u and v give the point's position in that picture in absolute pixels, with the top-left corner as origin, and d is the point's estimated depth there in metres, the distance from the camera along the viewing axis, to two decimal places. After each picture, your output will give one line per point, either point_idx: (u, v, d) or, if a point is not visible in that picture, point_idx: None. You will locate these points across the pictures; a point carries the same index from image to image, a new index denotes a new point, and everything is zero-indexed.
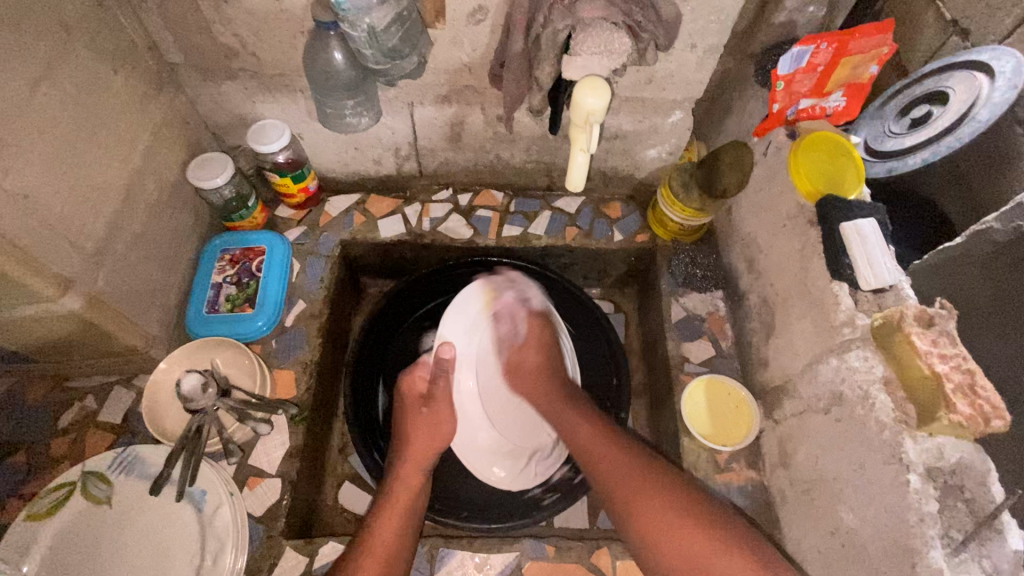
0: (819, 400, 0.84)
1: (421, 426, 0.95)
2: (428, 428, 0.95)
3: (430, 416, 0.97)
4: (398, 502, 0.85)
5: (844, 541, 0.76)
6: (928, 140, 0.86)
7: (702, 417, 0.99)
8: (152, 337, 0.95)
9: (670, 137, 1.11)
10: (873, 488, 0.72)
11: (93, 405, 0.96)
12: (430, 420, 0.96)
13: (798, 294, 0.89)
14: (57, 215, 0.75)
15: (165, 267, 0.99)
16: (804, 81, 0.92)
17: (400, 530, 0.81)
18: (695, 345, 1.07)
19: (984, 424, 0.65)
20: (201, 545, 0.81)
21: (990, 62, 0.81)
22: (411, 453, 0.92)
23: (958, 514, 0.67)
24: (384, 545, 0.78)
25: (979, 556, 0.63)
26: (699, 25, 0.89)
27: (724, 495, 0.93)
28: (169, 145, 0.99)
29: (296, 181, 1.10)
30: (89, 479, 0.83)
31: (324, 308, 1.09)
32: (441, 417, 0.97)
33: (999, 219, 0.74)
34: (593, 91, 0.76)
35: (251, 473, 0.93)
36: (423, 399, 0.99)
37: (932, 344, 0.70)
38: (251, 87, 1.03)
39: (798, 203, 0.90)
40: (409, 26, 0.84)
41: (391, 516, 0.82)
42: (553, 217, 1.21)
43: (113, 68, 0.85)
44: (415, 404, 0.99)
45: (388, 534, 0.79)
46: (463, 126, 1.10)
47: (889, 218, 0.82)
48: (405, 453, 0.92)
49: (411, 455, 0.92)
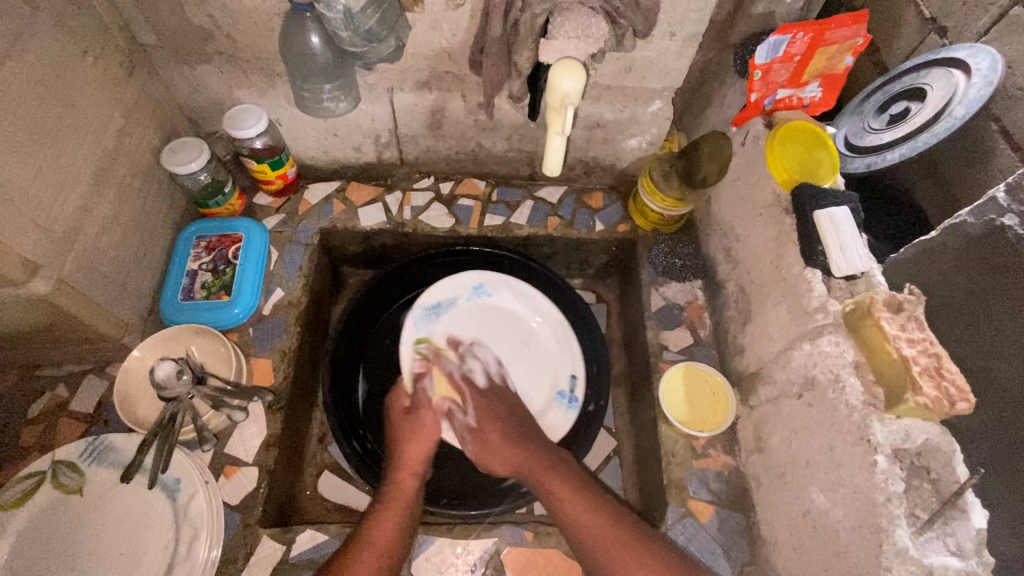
0: (792, 385, 0.85)
1: (426, 427, 0.94)
2: (416, 436, 0.93)
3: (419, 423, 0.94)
4: (397, 503, 0.85)
5: (815, 522, 0.78)
6: (905, 136, 0.85)
7: (680, 403, 1.00)
8: (124, 324, 0.94)
9: (650, 127, 1.12)
10: (843, 470, 0.73)
11: (64, 394, 0.94)
12: (420, 428, 0.94)
13: (773, 282, 0.91)
14: (23, 197, 0.74)
15: (138, 254, 0.98)
16: (781, 72, 0.92)
17: (395, 535, 0.81)
18: (674, 333, 1.08)
19: (950, 406, 0.66)
20: (175, 534, 0.80)
21: (967, 59, 0.81)
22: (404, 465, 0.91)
23: (924, 493, 0.69)
24: (383, 543, 0.79)
25: (943, 534, 0.66)
26: (678, 13, 0.89)
27: (700, 480, 0.95)
28: (141, 129, 0.97)
29: (274, 168, 1.08)
30: (59, 468, 0.82)
31: (303, 296, 1.08)
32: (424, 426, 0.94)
33: (973, 212, 0.74)
34: (569, 73, 0.75)
35: (227, 461, 0.92)
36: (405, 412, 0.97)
37: (900, 329, 0.71)
38: (227, 71, 1.01)
39: (774, 191, 0.91)
40: (387, 9, 0.83)
41: (389, 517, 0.83)
42: (535, 207, 1.22)
43: (82, 48, 0.83)
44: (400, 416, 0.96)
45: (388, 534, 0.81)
46: (444, 113, 1.09)
47: (861, 206, 0.84)
48: (399, 462, 0.91)
49: (401, 466, 0.91)
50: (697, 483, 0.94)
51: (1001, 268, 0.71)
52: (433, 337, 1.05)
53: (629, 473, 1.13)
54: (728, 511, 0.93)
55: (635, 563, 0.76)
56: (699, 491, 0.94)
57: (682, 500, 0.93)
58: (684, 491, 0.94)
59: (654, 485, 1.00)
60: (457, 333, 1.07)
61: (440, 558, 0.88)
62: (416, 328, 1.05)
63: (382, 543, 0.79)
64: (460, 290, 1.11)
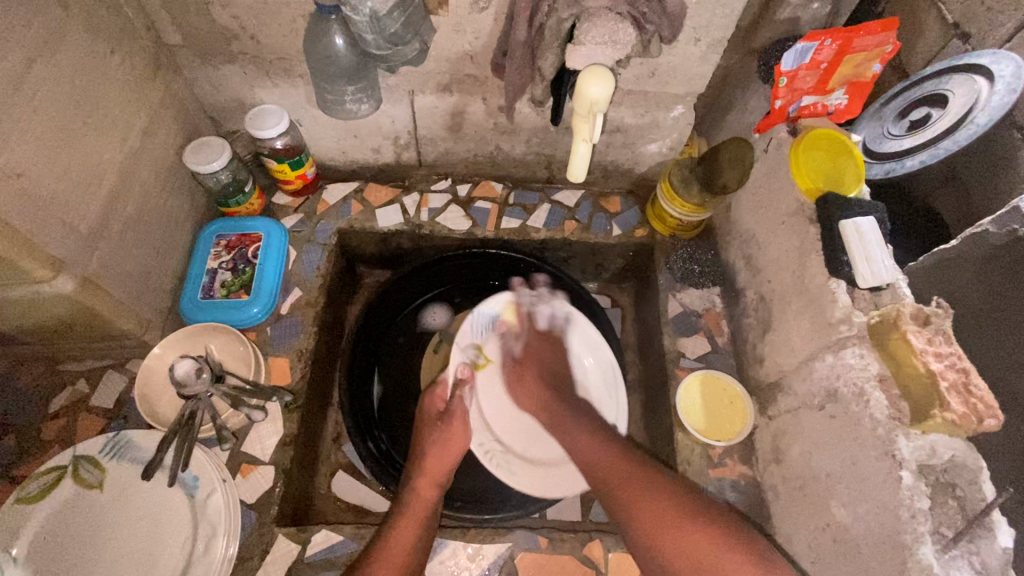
0: (813, 397, 0.84)
1: (455, 434, 0.94)
2: (443, 444, 0.93)
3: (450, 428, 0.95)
4: (416, 514, 0.85)
5: (836, 536, 0.77)
6: (924, 143, 0.84)
7: (696, 411, 1.00)
8: (145, 321, 0.94)
9: (671, 132, 1.11)
10: (866, 484, 0.72)
11: (85, 389, 0.95)
12: (449, 433, 0.94)
13: (796, 291, 0.90)
14: (50, 195, 0.74)
15: (159, 251, 0.98)
16: (806, 79, 0.92)
17: (413, 544, 0.81)
18: (691, 340, 1.07)
19: (977, 422, 0.64)
20: (193, 531, 0.80)
21: (990, 65, 0.80)
22: (427, 470, 0.91)
23: (949, 511, 0.67)
24: (399, 553, 0.78)
25: (969, 553, 0.63)
26: (703, 19, 0.89)
27: (717, 490, 0.94)
28: (166, 128, 0.98)
29: (294, 168, 1.08)
30: (81, 463, 0.82)
31: (320, 296, 1.08)
32: (456, 432, 0.94)
33: (994, 222, 0.73)
34: (598, 80, 0.74)
35: (244, 460, 0.92)
36: (439, 416, 0.97)
37: (927, 343, 0.70)
38: (250, 71, 1.02)
39: (798, 200, 0.90)
40: (412, 12, 0.83)
41: (407, 528, 0.82)
42: (552, 210, 1.21)
43: (110, 47, 0.84)
44: (432, 420, 0.97)
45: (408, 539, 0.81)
46: (464, 116, 1.09)
47: (888, 216, 0.82)
48: (422, 468, 0.91)
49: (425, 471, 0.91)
50: (714, 492, 0.93)
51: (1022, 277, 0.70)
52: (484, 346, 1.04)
53: None
54: (744, 521, 0.92)
55: (674, 525, 0.72)
56: (716, 500, 0.93)
57: None
58: None
59: None
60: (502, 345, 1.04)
61: (455, 562, 0.88)
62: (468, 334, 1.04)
63: (399, 551, 0.79)
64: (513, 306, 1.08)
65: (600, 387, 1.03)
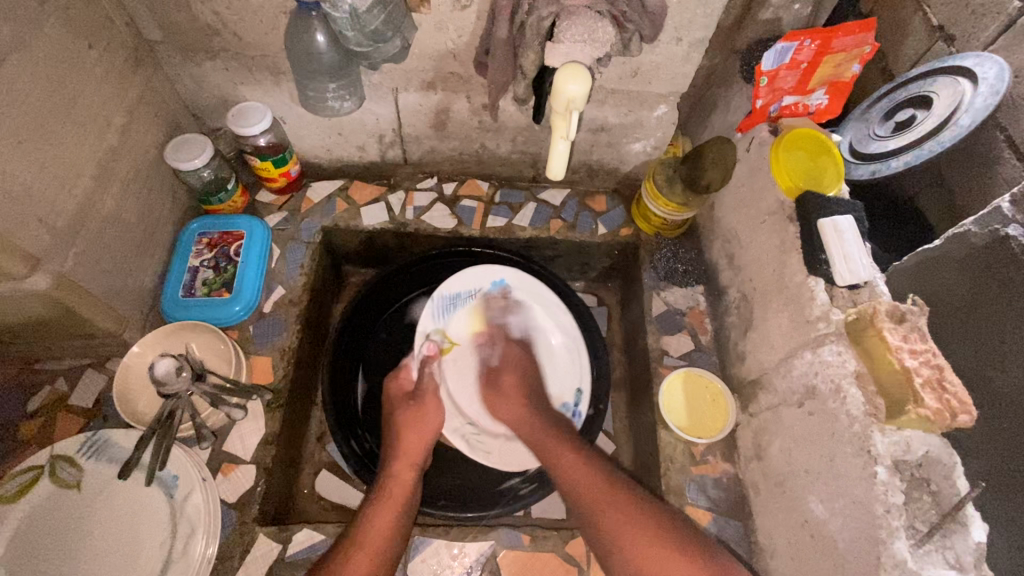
0: (793, 394, 0.85)
1: (428, 413, 0.96)
2: (417, 423, 0.95)
3: (423, 407, 0.97)
4: (393, 499, 0.85)
5: (813, 533, 0.77)
6: (910, 145, 0.85)
7: (679, 409, 1.00)
8: (125, 319, 0.94)
9: (655, 131, 1.12)
10: (842, 480, 0.73)
11: (63, 389, 0.94)
12: (421, 412, 0.96)
13: (776, 288, 0.90)
14: (27, 192, 0.74)
15: (140, 249, 0.98)
16: (787, 78, 0.93)
17: (390, 530, 0.81)
18: (675, 339, 1.08)
19: (951, 418, 0.65)
20: (171, 531, 0.80)
21: (973, 67, 0.80)
22: (403, 452, 0.92)
23: (924, 506, 0.68)
24: (377, 541, 0.78)
25: (943, 548, 0.64)
26: (684, 18, 0.89)
27: (699, 487, 0.94)
28: (147, 124, 0.97)
29: (277, 166, 1.08)
30: (58, 464, 0.81)
31: (304, 294, 1.08)
32: (429, 409, 0.97)
33: (976, 223, 0.74)
34: (575, 78, 0.75)
35: (225, 459, 0.92)
36: (411, 395, 0.99)
37: (903, 340, 0.70)
38: (232, 68, 1.01)
39: (778, 199, 0.91)
40: (393, 9, 0.83)
41: (386, 511, 0.83)
42: (538, 208, 1.21)
43: (89, 43, 0.83)
44: (402, 400, 0.99)
45: (388, 526, 0.81)
46: (449, 114, 1.09)
47: (866, 215, 0.83)
48: (399, 451, 0.92)
49: (402, 454, 0.92)
50: (695, 489, 0.94)
51: (1002, 279, 0.71)
52: (447, 329, 1.08)
53: (627, 478, 1.13)
54: (725, 519, 0.92)
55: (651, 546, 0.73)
56: (697, 497, 0.93)
57: (680, 507, 0.93)
58: (682, 497, 0.93)
59: (652, 490, 1.00)
60: (473, 324, 1.09)
61: (436, 560, 0.87)
62: (433, 318, 1.07)
63: (376, 540, 0.78)
64: (482, 284, 1.11)
65: (564, 355, 1.10)
